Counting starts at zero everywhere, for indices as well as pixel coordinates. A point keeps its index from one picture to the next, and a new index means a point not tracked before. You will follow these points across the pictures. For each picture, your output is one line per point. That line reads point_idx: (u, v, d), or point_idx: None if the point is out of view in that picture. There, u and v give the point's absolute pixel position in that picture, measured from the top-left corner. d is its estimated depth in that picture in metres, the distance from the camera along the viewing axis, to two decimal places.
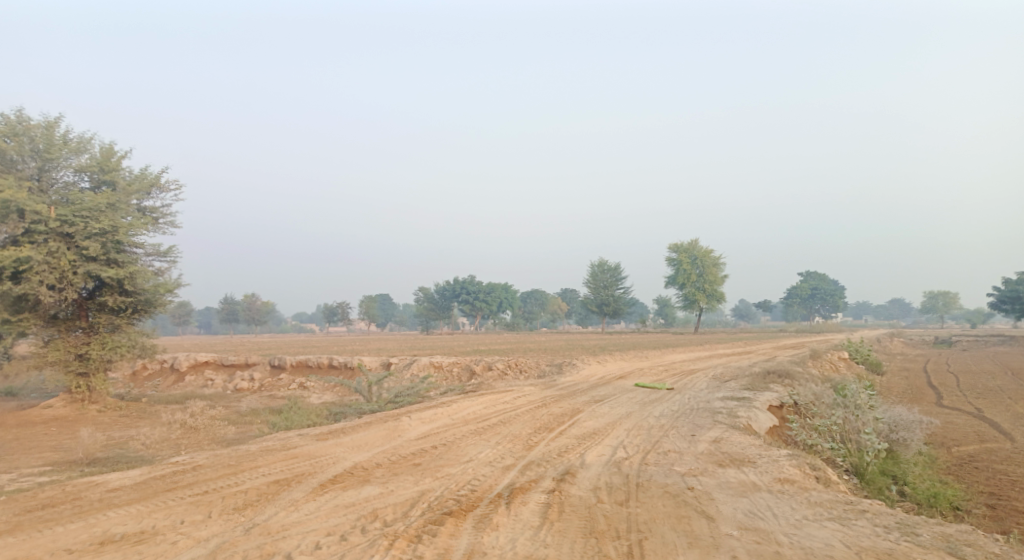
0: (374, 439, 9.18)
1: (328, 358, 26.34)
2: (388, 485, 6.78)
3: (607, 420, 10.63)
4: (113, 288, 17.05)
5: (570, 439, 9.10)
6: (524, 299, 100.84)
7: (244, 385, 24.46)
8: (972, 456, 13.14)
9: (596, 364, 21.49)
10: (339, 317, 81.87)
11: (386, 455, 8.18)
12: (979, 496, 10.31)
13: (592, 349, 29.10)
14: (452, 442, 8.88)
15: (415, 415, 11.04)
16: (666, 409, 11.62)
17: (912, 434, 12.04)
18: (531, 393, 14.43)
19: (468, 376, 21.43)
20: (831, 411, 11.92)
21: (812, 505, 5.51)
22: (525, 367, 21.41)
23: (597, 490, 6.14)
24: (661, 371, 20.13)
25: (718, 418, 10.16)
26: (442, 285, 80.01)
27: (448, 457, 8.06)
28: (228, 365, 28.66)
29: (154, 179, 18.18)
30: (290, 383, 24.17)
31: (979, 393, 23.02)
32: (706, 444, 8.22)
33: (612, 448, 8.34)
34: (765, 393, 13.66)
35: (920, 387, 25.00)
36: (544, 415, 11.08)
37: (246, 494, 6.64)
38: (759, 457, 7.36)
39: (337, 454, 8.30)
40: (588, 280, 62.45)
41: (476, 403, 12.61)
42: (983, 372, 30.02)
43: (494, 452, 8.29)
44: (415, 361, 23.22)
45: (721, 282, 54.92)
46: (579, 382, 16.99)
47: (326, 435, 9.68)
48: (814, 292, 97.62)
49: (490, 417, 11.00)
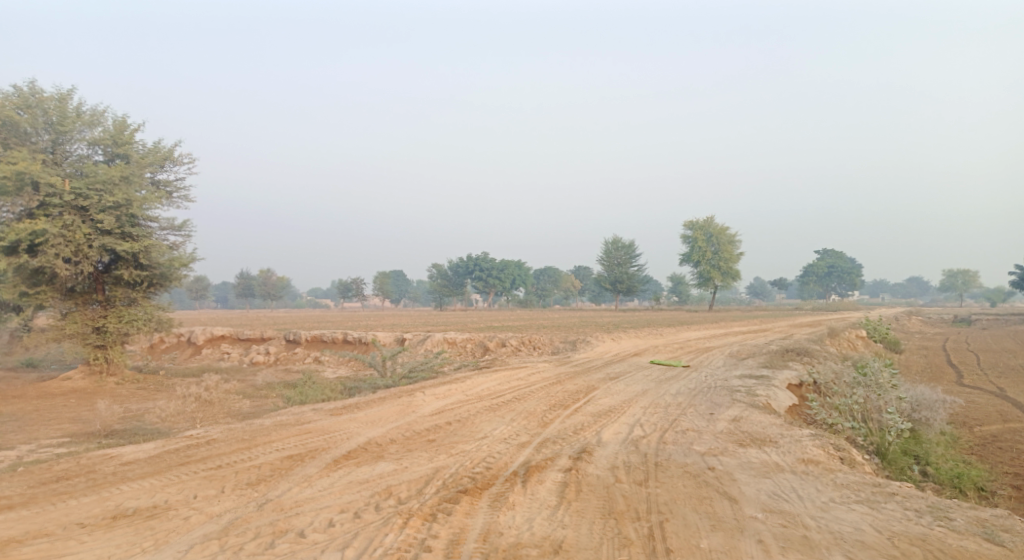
0: (388, 414, 9.12)
1: (342, 333, 26.41)
2: (402, 462, 6.69)
3: (624, 397, 10.48)
4: (128, 262, 17.09)
5: (586, 417, 8.96)
6: (537, 276, 100.61)
7: (260, 359, 24.65)
8: (995, 436, 12.86)
9: (610, 341, 21.33)
10: (353, 292, 82.35)
11: (400, 431, 8.10)
12: (1004, 478, 10.05)
13: (606, 326, 28.96)
14: (466, 419, 8.79)
15: (429, 391, 10.97)
16: (683, 387, 11.44)
17: (936, 413, 11.75)
18: (545, 370, 14.32)
19: (482, 352, 21.39)
20: (852, 389, 11.66)
21: (838, 487, 5.32)
22: (539, 343, 21.30)
23: (615, 470, 6.00)
24: (677, 348, 19.92)
25: (737, 397, 9.96)
26: (456, 261, 79.94)
27: (462, 433, 7.96)
28: (244, 340, 28.90)
29: (168, 153, 18.06)
30: (305, 358, 24.30)
31: (1001, 372, 22.58)
32: (725, 423, 8.04)
33: (629, 426, 8.20)
34: (784, 372, 13.41)
35: (940, 366, 24.60)
36: (559, 392, 10.96)
37: (259, 469, 6.62)
38: (781, 436, 7.17)
39: (351, 429, 8.24)
40: (602, 257, 62.02)
41: (490, 379, 12.51)
42: (1004, 350, 29.47)
43: (509, 429, 8.18)
44: (428, 336, 23.20)
45: (736, 259, 54.28)
46: (594, 358, 16.85)
47: (340, 410, 9.64)
48: (831, 270, 96.33)
49: (504, 393, 10.89)
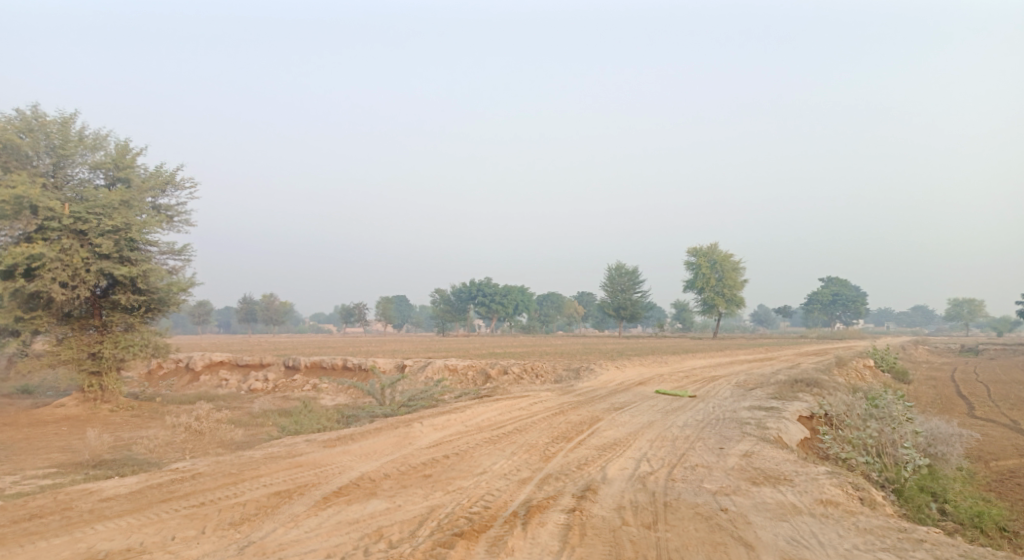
0: (383, 447, 8.76)
1: (342, 359, 26.04)
2: (396, 500, 6.33)
3: (629, 429, 10.11)
4: (126, 286, 16.89)
5: (590, 450, 8.60)
6: (540, 302, 100.18)
7: (258, 386, 24.26)
8: (1013, 472, 12.37)
9: (614, 369, 20.96)
10: (355, 318, 82.03)
11: (395, 465, 7.73)
12: None
13: (609, 353, 28.51)
14: (465, 452, 8.43)
15: (427, 422, 10.61)
16: (690, 418, 11.07)
17: (952, 448, 11.30)
18: (548, 399, 13.95)
19: (483, 380, 21.00)
20: (865, 422, 11.24)
21: (861, 532, 4.94)
22: (542, 371, 20.89)
23: (622, 510, 5.63)
24: (682, 377, 19.51)
25: (746, 430, 9.58)
26: (459, 287, 79.67)
27: (460, 468, 7.60)
28: (243, 366, 28.53)
29: (169, 177, 18.00)
30: (304, 385, 23.93)
31: (1013, 403, 22.06)
32: (736, 459, 7.67)
33: (635, 461, 7.82)
34: (794, 403, 13.01)
35: (950, 396, 24.08)
36: (562, 423, 10.59)
37: (244, 507, 6.28)
38: (796, 474, 6.78)
39: (344, 463, 7.88)
40: (605, 283, 61.74)
41: (490, 409, 12.15)
42: (1015, 381, 28.89)
43: (510, 463, 7.82)
44: (429, 364, 22.84)
45: (740, 287, 53.94)
46: (597, 387, 16.46)
47: (334, 441, 9.28)
48: (836, 297, 95.77)
49: (505, 424, 10.53)
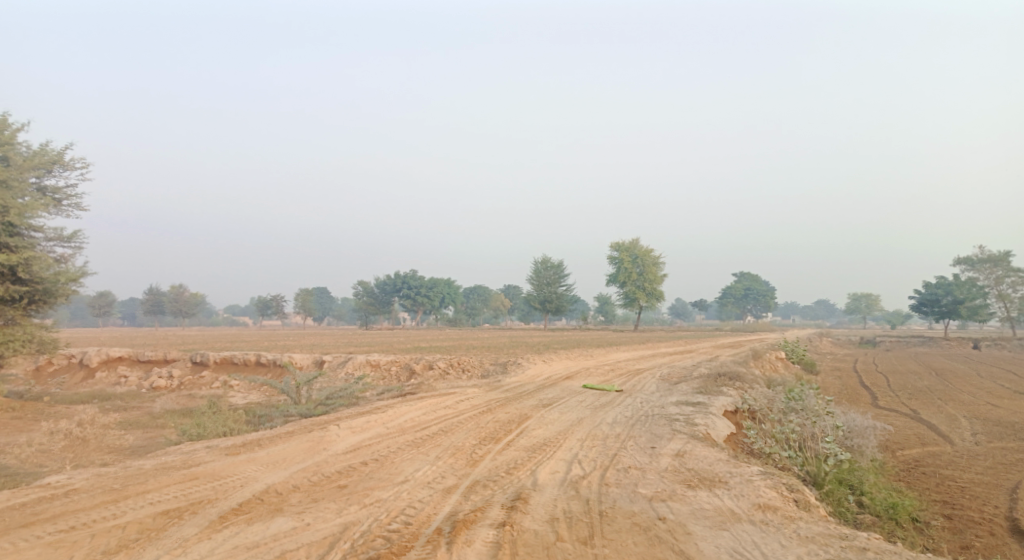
0: (293, 454, 7.94)
1: (255, 355, 24.46)
2: (305, 517, 5.63)
3: (559, 428, 9.75)
4: (4, 275, 14.92)
5: (519, 452, 8.15)
6: (467, 295, 99.45)
7: (160, 384, 22.35)
8: (917, 461, 13.08)
9: (542, 363, 20.71)
10: (273, 310, 78.46)
11: (305, 475, 6.97)
12: (933, 507, 10.03)
13: (536, 347, 28.37)
14: (384, 458, 7.77)
15: (345, 424, 9.83)
16: (620, 415, 10.88)
17: (867, 441, 11.73)
18: (475, 396, 13.46)
19: (408, 376, 20.23)
20: (787, 417, 11.44)
21: (804, 541, 4.77)
22: (469, 366, 20.35)
23: (555, 523, 5.19)
24: (609, 371, 19.55)
25: (676, 427, 9.45)
26: (383, 279, 77.58)
27: (379, 477, 6.94)
28: (144, 362, 26.26)
29: (56, 157, 16.13)
30: (212, 382, 22.30)
31: (910, 393, 23.66)
32: (669, 459, 7.44)
33: (567, 464, 7.44)
34: (720, 398, 13.11)
35: (854, 387, 25.58)
36: (489, 423, 10.09)
37: (123, 530, 5.36)
38: (730, 475, 6.59)
39: (248, 474, 7.04)
40: (532, 276, 61.85)
41: (414, 408, 11.50)
42: (909, 372, 31.15)
43: (433, 470, 7.25)
44: (350, 359, 21.79)
45: (661, 282, 55.47)
46: (525, 383, 16.13)
47: (238, 448, 8.36)
48: (748, 292, 100.83)
49: (429, 425, 9.92)
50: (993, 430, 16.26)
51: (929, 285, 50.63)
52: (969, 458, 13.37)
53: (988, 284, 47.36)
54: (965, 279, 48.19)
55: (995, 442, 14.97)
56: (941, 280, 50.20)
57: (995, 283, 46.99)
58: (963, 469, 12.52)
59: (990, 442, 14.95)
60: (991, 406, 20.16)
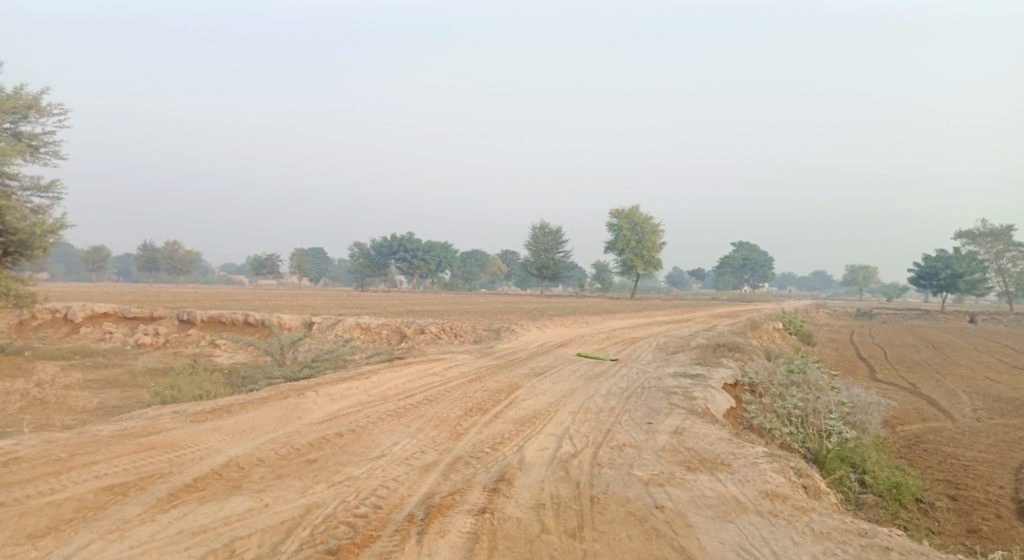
0: (264, 422, 7.39)
1: (243, 314, 23.88)
2: (266, 496, 5.11)
3: (550, 398, 9.23)
4: None
5: (506, 425, 7.61)
6: (464, 258, 98.57)
7: (145, 341, 21.81)
8: (918, 437, 12.69)
9: (536, 330, 20.18)
10: (268, 270, 77.78)
11: (273, 447, 6.42)
12: (938, 487, 9.63)
13: (530, 313, 27.81)
14: (362, 429, 7.23)
15: (324, 390, 9.25)
16: (614, 386, 10.36)
17: (870, 418, 11.28)
18: (465, 362, 12.95)
19: (398, 340, 19.71)
20: (788, 393, 10.93)
21: (818, 538, 4.26)
22: (461, 331, 19.80)
23: (541, 511, 4.67)
24: (604, 339, 19.07)
25: (673, 401, 8.93)
26: (378, 241, 76.54)
27: (353, 450, 6.40)
28: (130, 319, 25.65)
29: (31, 102, 15.24)
30: (198, 341, 21.75)
31: (908, 366, 23.28)
32: (667, 437, 6.91)
33: (557, 440, 6.90)
34: (719, 370, 12.59)
35: (851, 359, 25.26)
36: (477, 392, 9.55)
37: (58, 509, 4.83)
38: (734, 457, 6.06)
39: (211, 444, 6.50)
40: (529, 242, 61.07)
41: (399, 374, 10.95)
42: (906, 345, 30.82)
43: (413, 444, 6.71)
44: (340, 321, 21.23)
45: (659, 249, 54.81)
46: (517, 349, 15.63)
47: (206, 413, 7.78)
48: (746, 262, 100.33)
49: (414, 393, 9.38)
50: (994, 406, 15.87)
51: (929, 257, 50.08)
52: (971, 435, 12.96)
53: (988, 259, 46.60)
54: (966, 253, 47.40)
55: (997, 418, 14.59)
56: (940, 253, 49.71)
57: (995, 258, 46.23)
58: (966, 446, 12.12)
59: (992, 418, 14.56)
60: (991, 382, 19.77)
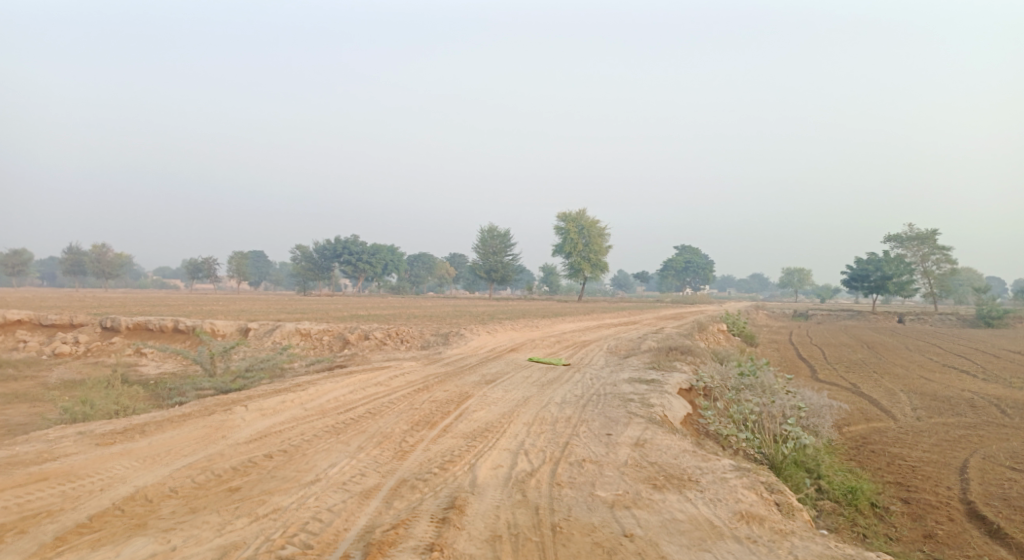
0: (182, 444, 6.54)
1: (173, 321, 22.32)
2: (175, 536, 4.36)
3: (502, 408, 8.70)
4: None
5: (457, 440, 7.02)
6: (411, 261, 96.90)
7: (63, 350, 20.06)
8: (864, 438, 12.82)
9: (485, 334, 19.59)
10: (204, 273, 74.20)
11: (189, 474, 5.62)
12: (889, 490, 9.64)
13: (480, 317, 27.21)
14: (295, 450, 6.50)
15: (254, 404, 8.40)
16: (569, 393, 9.92)
17: (822, 421, 11.25)
18: (412, 370, 12.27)
19: (340, 346, 18.77)
20: (744, 397, 10.75)
21: None
22: (408, 336, 19.03)
23: (498, 545, 4.14)
24: (555, 343, 18.70)
25: (631, 409, 8.57)
26: (322, 243, 74.11)
27: (284, 475, 5.68)
28: (46, 326, 23.57)
29: None
30: (122, 350, 20.11)
31: (847, 366, 23.88)
32: (628, 449, 6.50)
33: (512, 457, 6.36)
34: (673, 374, 12.33)
35: (792, 360, 25.81)
36: (425, 403, 8.92)
37: None
38: (700, 472, 5.70)
39: (117, 472, 5.64)
40: (477, 244, 60.41)
41: (340, 385, 10.14)
42: (843, 345, 31.75)
43: (352, 465, 6.05)
44: (279, 327, 20.05)
45: (606, 253, 55.18)
46: (467, 355, 15.04)
47: (114, 434, 6.85)
48: (688, 265, 102.66)
49: (355, 406, 8.67)
50: (930, 405, 16.33)
51: (861, 260, 52.07)
52: (914, 435, 13.19)
53: (915, 261, 49.42)
54: (896, 256, 49.39)
55: (935, 417, 14.97)
56: (871, 256, 51.69)
57: (921, 260, 49.17)
58: (911, 446, 12.30)
59: (930, 417, 14.94)
60: (925, 381, 20.44)
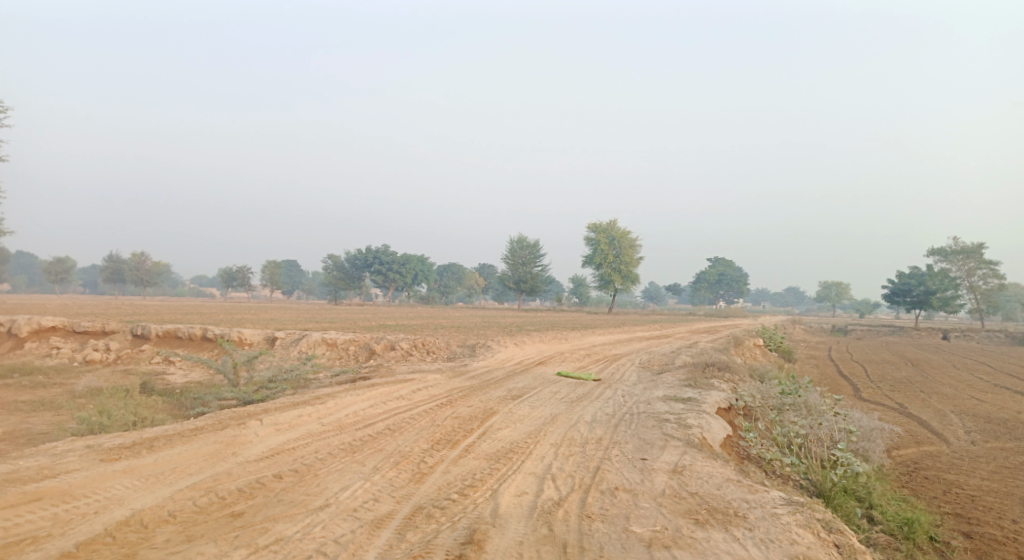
0: (190, 461, 6.22)
1: (202, 329, 22.43)
2: None
3: (529, 426, 8.20)
4: None
5: (479, 461, 6.54)
6: (440, 271, 97.08)
7: (95, 358, 20.26)
8: (916, 464, 11.90)
9: (513, 346, 19.11)
10: (238, 282, 75.39)
11: (192, 497, 5.28)
12: (949, 521, 8.80)
13: (507, 328, 26.75)
14: (307, 470, 6.11)
15: (269, 418, 8.05)
16: (599, 411, 9.36)
17: (873, 445, 10.44)
18: (435, 383, 11.87)
19: (366, 357, 18.50)
20: (788, 419, 10.00)
21: None
22: (434, 347, 18.68)
23: None
24: (584, 356, 18.12)
25: (667, 430, 7.98)
26: (352, 253, 74.61)
27: (291, 499, 5.29)
28: (80, 334, 23.94)
29: None
30: (152, 358, 20.19)
31: (891, 385, 22.67)
32: (665, 477, 5.94)
33: (537, 483, 5.84)
34: (711, 392, 11.63)
35: (832, 377, 24.67)
36: (447, 420, 8.46)
37: None
38: (748, 506, 5.11)
39: (115, 493, 5.34)
40: (506, 255, 60.07)
41: (361, 399, 9.76)
42: (886, 362, 30.35)
43: (365, 488, 5.61)
44: (305, 336, 19.90)
45: (636, 264, 54.26)
46: (493, 368, 14.57)
47: (122, 450, 6.56)
48: (721, 278, 100.58)
49: (374, 422, 8.26)
50: (986, 428, 15.21)
51: (902, 274, 50.13)
52: (970, 461, 12.21)
53: (961, 276, 47.38)
54: (940, 270, 47.35)
55: (992, 441, 13.89)
56: (913, 270, 49.68)
57: (967, 275, 47.07)
58: (969, 473, 11.34)
59: (987, 441, 13.87)
60: (977, 402, 19.21)
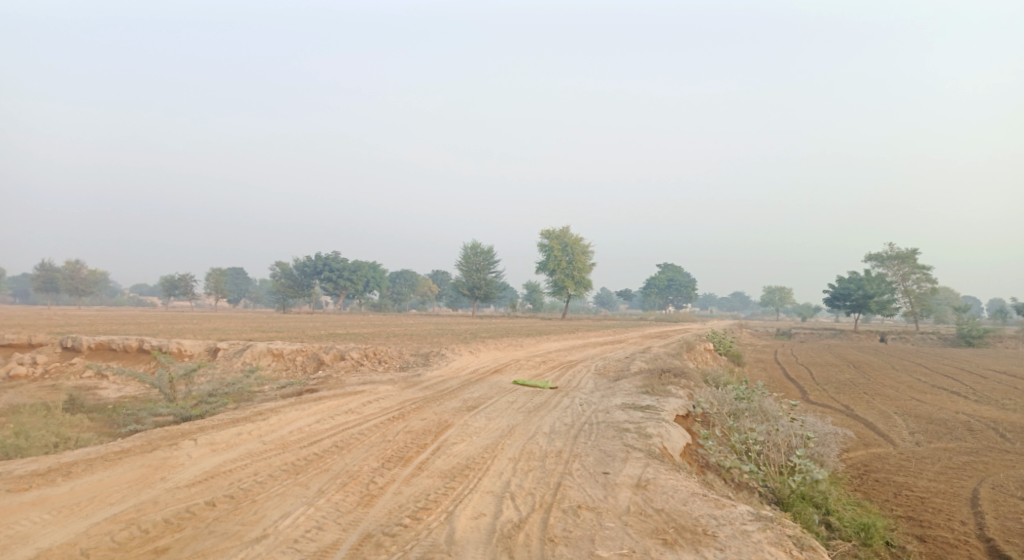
0: (112, 489, 5.61)
1: (137, 340, 21.13)
2: None
3: (486, 440, 7.85)
4: None
5: (433, 480, 6.14)
6: (393, 279, 95.66)
7: (18, 372, 18.79)
8: (866, 466, 12.12)
9: (468, 354, 18.71)
10: (181, 291, 72.23)
11: (111, 531, 4.71)
12: (902, 525, 8.89)
13: (462, 336, 26.30)
14: (244, 495, 5.59)
15: (204, 438, 7.43)
16: (558, 422, 9.08)
17: (827, 451, 10.53)
18: (388, 395, 11.37)
19: (315, 367, 17.75)
20: (745, 425, 9.97)
21: None
22: (386, 357, 18.09)
23: None
24: (540, 364, 17.89)
25: (628, 441, 7.76)
26: (301, 260, 72.56)
27: (225, 530, 4.79)
28: (2, 346, 22.22)
29: None
30: (81, 372, 18.84)
31: (836, 387, 23.33)
32: (629, 492, 5.69)
33: (496, 503, 5.50)
34: (669, 399, 11.54)
35: (780, 380, 25.21)
36: (399, 435, 8.01)
37: None
38: (716, 523, 4.91)
39: (19, 529, 4.71)
40: (460, 261, 59.52)
41: (307, 414, 9.18)
42: (829, 364, 31.34)
43: (309, 515, 5.15)
44: (250, 347, 18.97)
45: (589, 270, 54.64)
46: (448, 377, 14.14)
47: (32, 478, 5.87)
48: (671, 283, 102.65)
49: (321, 439, 7.75)
50: (928, 428, 15.69)
51: (842, 279, 52.15)
52: (916, 462, 12.51)
53: (896, 281, 49.58)
54: (877, 275, 49.42)
55: (935, 441, 14.33)
56: (852, 275, 51.70)
57: (902, 279, 49.27)
58: (916, 474, 11.60)
59: (930, 442, 14.28)
60: (917, 402, 19.90)
